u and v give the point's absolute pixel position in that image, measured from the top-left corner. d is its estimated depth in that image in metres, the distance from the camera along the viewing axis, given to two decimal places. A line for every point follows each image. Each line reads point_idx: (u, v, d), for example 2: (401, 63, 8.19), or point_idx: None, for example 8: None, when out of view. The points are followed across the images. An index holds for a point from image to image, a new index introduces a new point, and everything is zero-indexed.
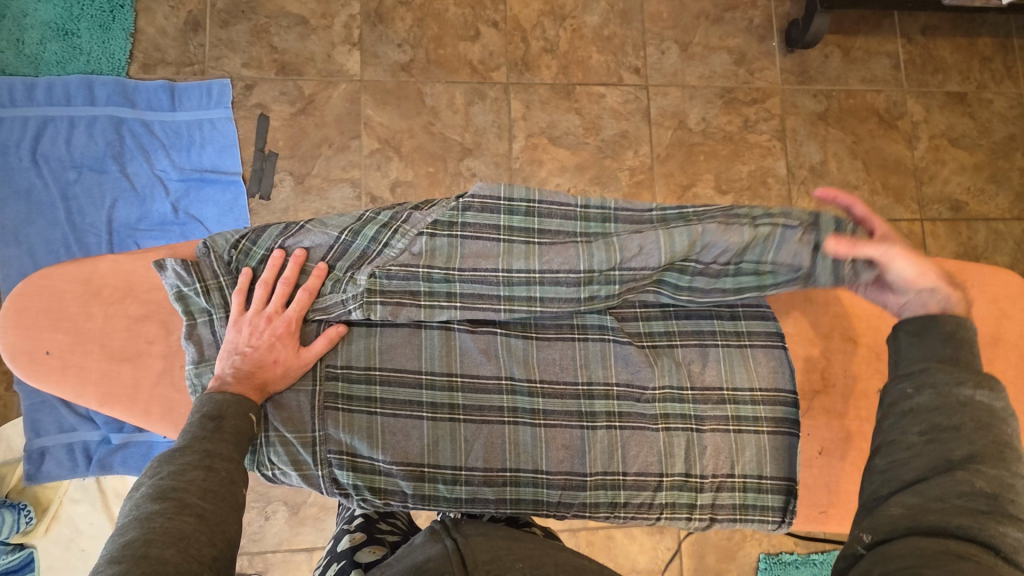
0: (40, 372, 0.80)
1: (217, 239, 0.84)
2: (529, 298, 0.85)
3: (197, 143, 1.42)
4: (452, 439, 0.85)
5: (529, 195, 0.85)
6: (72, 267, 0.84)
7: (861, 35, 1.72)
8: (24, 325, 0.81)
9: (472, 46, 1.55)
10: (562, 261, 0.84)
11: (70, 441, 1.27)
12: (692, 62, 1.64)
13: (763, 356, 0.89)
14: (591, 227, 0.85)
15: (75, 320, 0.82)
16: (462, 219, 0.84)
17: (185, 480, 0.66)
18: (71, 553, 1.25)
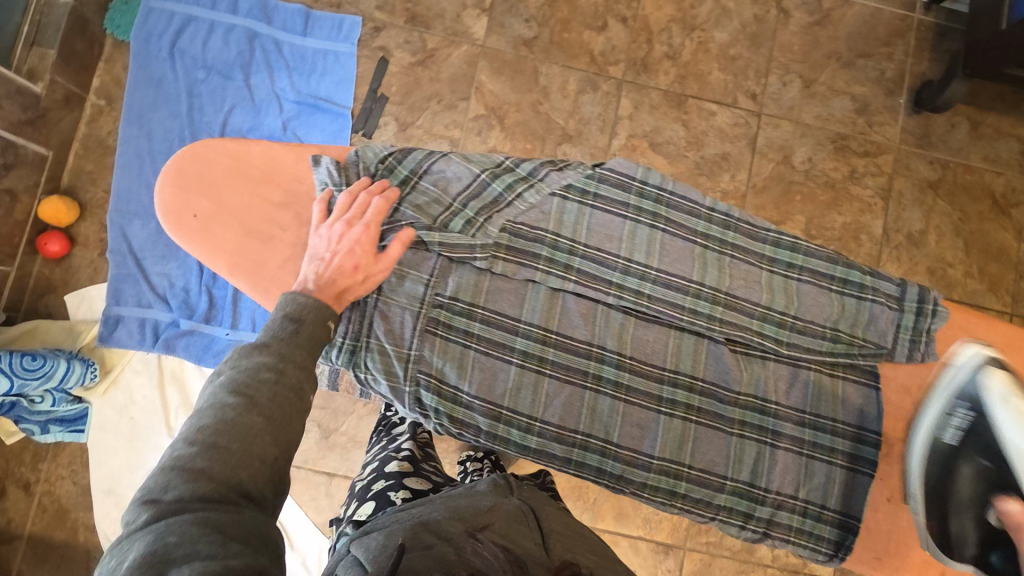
0: (183, 231, 0.84)
1: (367, 152, 0.88)
2: (643, 277, 0.86)
3: (318, 71, 1.47)
4: (534, 390, 0.85)
5: (662, 185, 0.89)
6: (230, 144, 0.87)
7: (996, 112, 1.63)
8: (179, 185, 0.86)
9: (597, 36, 1.55)
10: (679, 255, 0.87)
11: (143, 316, 1.36)
12: (811, 101, 1.59)
13: (840, 390, 0.87)
14: (711, 232, 0.88)
15: (222, 192, 0.86)
16: (594, 190, 0.88)
17: (259, 381, 0.71)
18: (121, 419, 1.34)
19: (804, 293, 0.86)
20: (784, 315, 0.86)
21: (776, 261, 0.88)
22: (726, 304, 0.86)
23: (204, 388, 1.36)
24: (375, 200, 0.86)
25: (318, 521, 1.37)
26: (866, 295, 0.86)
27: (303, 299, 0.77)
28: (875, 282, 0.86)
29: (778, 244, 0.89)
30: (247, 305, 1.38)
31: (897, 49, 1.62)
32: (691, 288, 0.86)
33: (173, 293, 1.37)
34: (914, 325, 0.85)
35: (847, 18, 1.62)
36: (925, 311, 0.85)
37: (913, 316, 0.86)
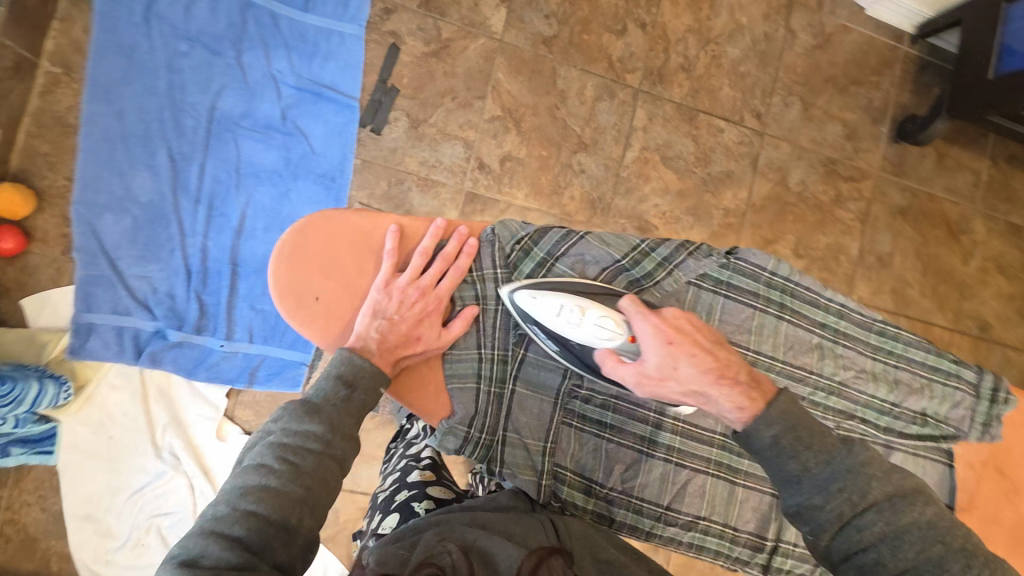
0: (303, 316, 0.71)
1: (504, 229, 0.75)
2: (770, 370, 0.76)
3: (321, 54, 1.34)
4: (661, 479, 0.80)
5: (790, 275, 0.78)
6: (357, 219, 0.74)
7: (958, 145, 1.79)
8: (299, 265, 0.72)
9: (616, 41, 1.51)
10: (801, 346, 0.77)
11: (121, 324, 1.22)
12: (808, 124, 1.66)
13: (920, 468, 0.78)
14: (830, 323, 0.78)
15: (347, 271, 0.73)
16: (730, 279, 0.77)
17: (308, 448, 0.64)
18: (98, 438, 1.22)
19: (901, 383, 0.78)
20: (884, 402, 0.78)
21: (879, 349, 0.78)
22: (839, 394, 0.77)
23: (194, 402, 1.27)
24: (510, 281, 0.75)
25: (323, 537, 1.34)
26: (952, 380, 0.78)
27: (360, 361, 0.68)
28: (960, 367, 0.78)
29: (884, 331, 0.79)
30: (243, 313, 1.28)
31: (885, 78, 1.71)
32: (808, 379, 0.76)
33: (157, 300, 1.24)
34: (987, 412, 0.77)
35: (845, 43, 1.69)
36: (998, 399, 0.77)
37: (988, 403, 0.77)
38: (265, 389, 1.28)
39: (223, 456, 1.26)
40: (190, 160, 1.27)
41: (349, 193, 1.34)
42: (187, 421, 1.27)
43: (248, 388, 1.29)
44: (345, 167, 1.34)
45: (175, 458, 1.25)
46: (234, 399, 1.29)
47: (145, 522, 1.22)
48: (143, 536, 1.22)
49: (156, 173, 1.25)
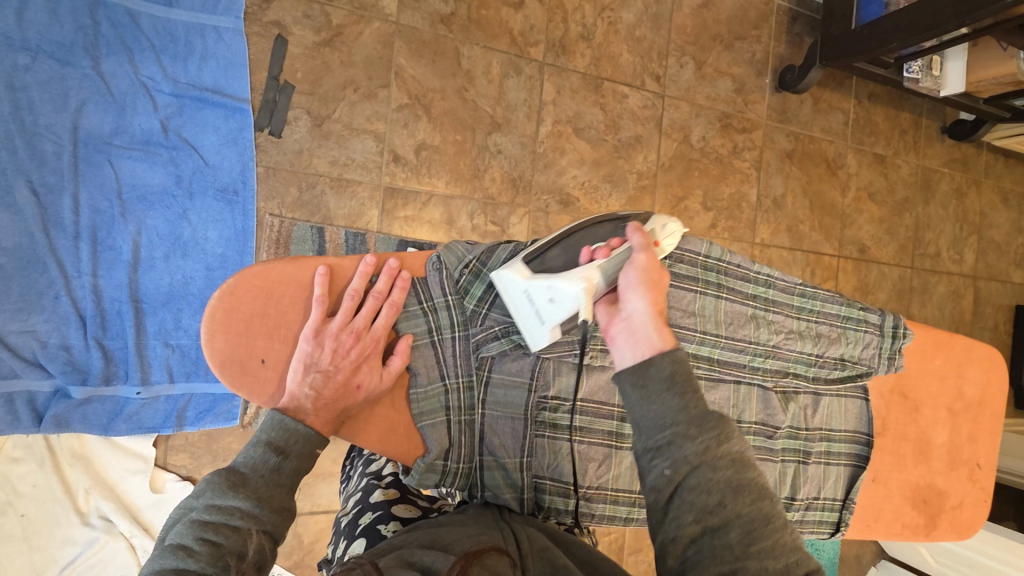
0: (249, 383, 0.68)
1: (450, 255, 0.75)
2: (716, 347, 0.81)
3: (197, 54, 1.19)
4: (632, 467, 0.85)
5: (721, 255, 0.80)
6: (291, 268, 0.70)
7: (828, 89, 1.96)
8: (237, 329, 0.68)
9: (515, 14, 1.48)
10: (739, 321, 0.82)
11: (9, 391, 1.06)
12: (703, 82, 1.74)
13: (843, 407, 0.89)
14: (760, 294, 0.82)
15: (291, 327, 0.70)
16: (670, 268, 0.78)
17: (231, 526, 0.57)
18: (6, 518, 1.07)
19: (823, 335, 0.86)
20: (811, 355, 0.86)
21: (802, 309, 0.85)
22: (775, 356, 0.84)
23: (118, 457, 1.15)
24: (461, 306, 0.75)
25: (289, 564, 1.30)
26: (863, 324, 0.86)
27: (294, 425, 0.64)
28: (867, 313, 0.86)
29: (804, 292, 0.85)
30: (158, 351, 1.16)
31: (764, 32, 1.82)
32: (749, 347, 0.82)
33: (49, 355, 1.09)
34: (891, 346, 0.88)
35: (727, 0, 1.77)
36: (899, 334, 0.87)
37: (890, 338, 0.87)
38: (199, 429, 1.19)
39: (163, 508, 1.17)
40: (60, 192, 1.11)
41: (256, 205, 1.24)
42: (113, 480, 1.15)
43: (177, 433, 1.18)
44: (247, 177, 1.23)
45: (107, 522, 1.13)
46: (165, 446, 1.19)
47: None
48: None
49: (17, 211, 1.08)
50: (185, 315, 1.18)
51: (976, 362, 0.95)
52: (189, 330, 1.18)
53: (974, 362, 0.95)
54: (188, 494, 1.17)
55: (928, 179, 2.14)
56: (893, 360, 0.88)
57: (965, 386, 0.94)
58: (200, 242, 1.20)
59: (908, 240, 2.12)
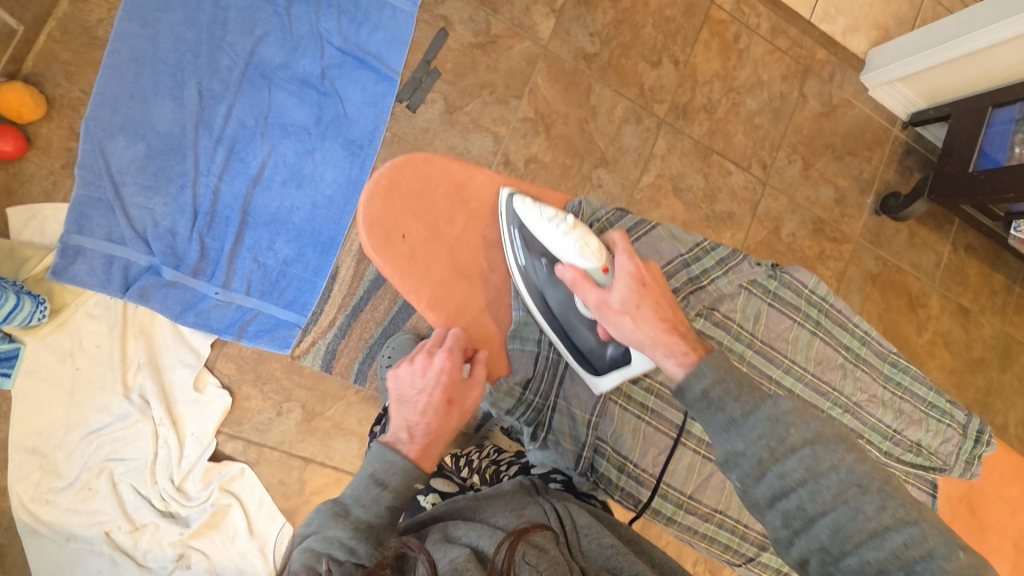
0: (388, 253, 0.73)
1: (587, 205, 0.78)
2: (801, 379, 0.79)
3: (371, 23, 1.33)
4: (688, 469, 0.84)
5: (828, 296, 0.81)
6: (455, 164, 0.78)
7: (926, 227, 1.96)
8: (393, 202, 0.74)
9: (650, 71, 1.59)
10: (828, 364, 0.80)
11: (112, 253, 1.14)
12: (806, 182, 1.78)
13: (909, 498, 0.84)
14: (854, 348, 0.81)
15: (436, 217, 0.76)
16: (777, 291, 0.78)
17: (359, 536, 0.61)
18: (63, 368, 1.13)
19: (905, 414, 0.82)
20: (889, 428, 0.82)
21: (890, 379, 0.82)
22: (853, 414, 0.81)
23: (175, 345, 1.20)
24: None
25: (284, 507, 1.27)
26: (946, 418, 0.83)
27: (394, 456, 0.65)
28: (954, 408, 0.84)
29: (896, 362, 0.83)
30: (245, 264, 1.24)
31: (876, 155, 1.86)
32: (832, 395, 0.80)
33: (157, 234, 1.17)
34: (970, 450, 0.84)
35: (846, 116, 1.83)
36: (982, 440, 0.84)
37: (971, 442, 0.84)
38: (253, 346, 1.24)
39: (197, 407, 1.21)
40: (219, 99, 1.22)
41: (374, 163, 1.32)
42: (164, 365, 1.20)
43: (235, 342, 1.23)
44: (374, 138, 1.32)
45: (144, 402, 1.17)
46: (219, 350, 1.23)
47: (97, 465, 1.15)
48: (92, 480, 1.15)
49: (180, 104, 1.20)
50: (280, 239, 1.26)
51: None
52: (278, 253, 1.26)
53: None
54: (224, 403, 1.22)
55: (1008, 346, 2.06)
56: (967, 467, 0.84)
57: None
58: (316, 180, 1.29)
59: (975, 402, 2.01)
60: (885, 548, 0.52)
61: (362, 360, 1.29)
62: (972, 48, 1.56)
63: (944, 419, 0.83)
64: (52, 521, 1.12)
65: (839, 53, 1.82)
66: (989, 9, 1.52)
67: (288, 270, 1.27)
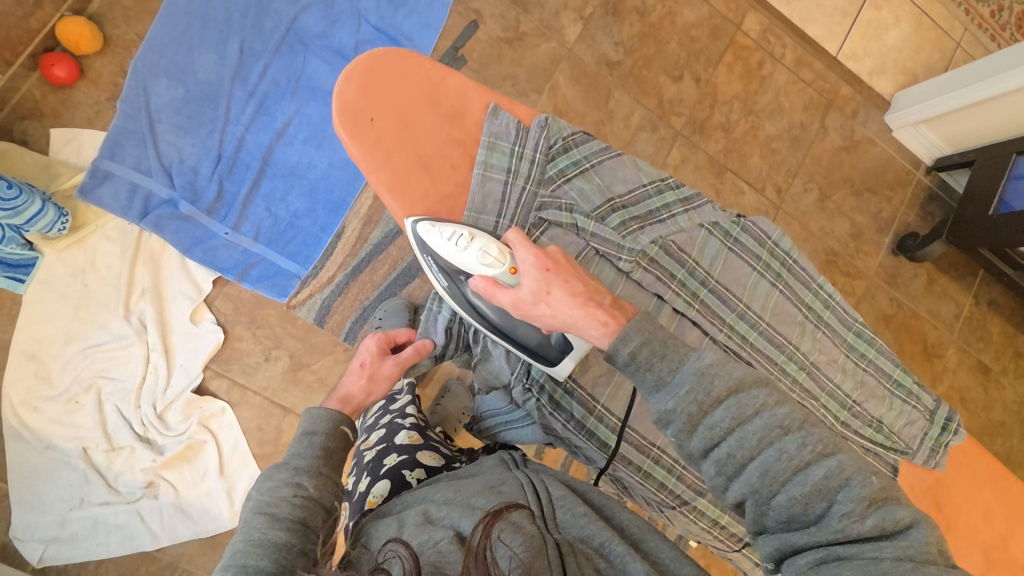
0: (354, 131, 0.75)
1: (554, 124, 0.83)
2: (756, 325, 0.82)
3: (407, 7, 1.42)
4: (631, 399, 0.88)
5: (791, 251, 0.85)
6: (432, 64, 0.80)
7: (948, 275, 1.90)
8: (367, 86, 0.77)
9: (671, 84, 1.64)
10: (787, 319, 0.84)
11: (136, 182, 1.22)
12: (821, 213, 1.78)
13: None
14: (815, 307, 0.84)
15: (406, 108, 0.79)
16: (737, 235, 0.84)
17: (281, 498, 0.64)
18: (73, 283, 1.19)
19: (868, 386, 0.84)
20: (845, 396, 0.84)
21: (852, 348, 0.85)
22: (810, 374, 0.83)
23: (179, 278, 1.25)
24: (543, 167, 0.82)
25: (257, 453, 1.28)
26: (911, 400, 0.84)
27: (318, 409, 0.74)
28: (921, 391, 0.85)
29: (860, 333, 0.85)
30: (257, 211, 1.30)
31: (897, 195, 1.85)
32: (787, 347, 0.83)
33: (180, 170, 1.25)
34: (935, 437, 0.85)
35: (868, 153, 1.83)
36: (948, 427, 0.84)
37: (936, 428, 0.85)
38: (253, 290, 1.28)
39: (190, 340, 1.25)
40: (257, 58, 1.31)
41: None
42: (167, 294, 1.25)
43: (235, 283, 1.28)
44: None
45: (142, 327, 1.22)
46: (219, 289, 1.28)
47: (87, 381, 1.19)
48: (80, 394, 1.18)
49: (222, 57, 1.29)
50: (293, 193, 1.33)
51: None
52: (289, 206, 1.32)
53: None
54: (215, 339, 1.25)
55: None
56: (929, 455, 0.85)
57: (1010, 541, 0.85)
58: (335, 142, 1.35)
59: None
60: (805, 483, 0.55)
61: (354, 320, 1.32)
62: (986, 94, 1.58)
63: (908, 400, 0.85)
64: (36, 428, 1.16)
65: (864, 91, 1.84)
66: (999, 60, 1.57)
67: (296, 223, 1.32)
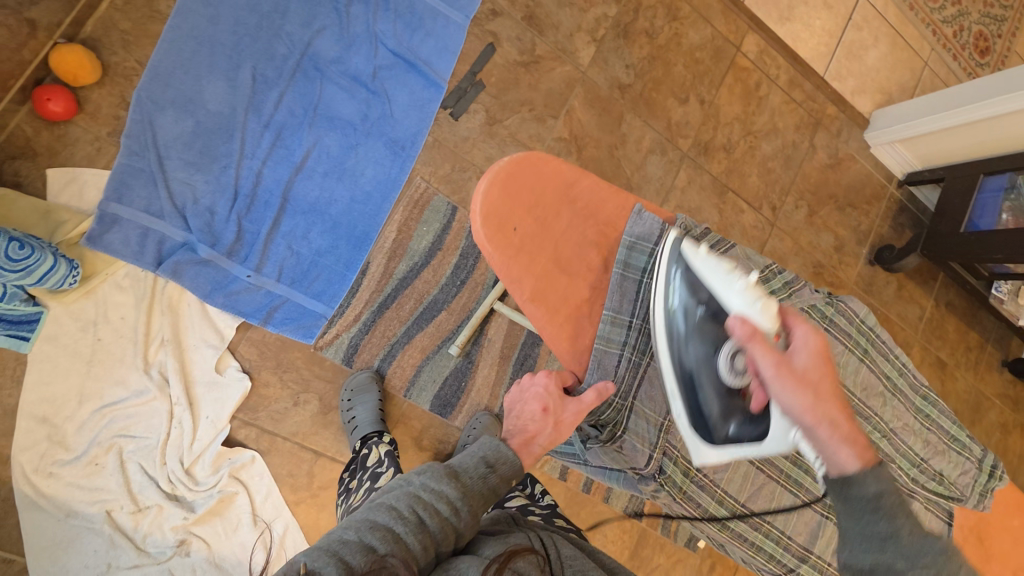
0: (500, 243, 0.72)
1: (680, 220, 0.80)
2: (851, 403, 0.87)
3: (424, 30, 1.37)
4: (742, 479, 0.88)
5: (872, 328, 0.90)
6: (567, 166, 0.77)
7: (914, 281, 2.07)
8: (508, 193, 0.74)
9: (678, 107, 1.67)
10: (872, 391, 0.89)
11: (147, 226, 1.14)
12: (810, 228, 1.88)
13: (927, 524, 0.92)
14: (891, 379, 0.90)
15: (544, 213, 0.76)
16: (832, 317, 0.87)
17: (436, 508, 0.62)
18: (85, 337, 1.12)
19: (930, 444, 0.92)
20: (918, 457, 0.91)
21: (920, 410, 0.92)
22: (890, 439, 0.89)
23: (201, 325, 1.19)
24: None
25: (290, 500, 1.23)
26: (965, 452, 0.93)
27: (506, 450, 0.73)
28: (972, 443, 0.93)
29: (926, 397, 0.93)
30: (279, 250, 1.24)
31: (874, 209, 1.98)
32: (875, 418, 0.88)
33: (195, 211, 1.18)
34: (986, 483, 0.93)
35: (850, 170, 1.95)
36: (996, 475, 0.93)
37: (987, 476, 0.93)
38: (278, 333, 1.23)
39: (215, 390, 1.19)
40: (271, 86, 1.24)
41: (414, 165, 1.34)
42: (187, 343, 1.19)
43: (260, 327, 1.22)
44: (417, 140, 1.34)
45: (163, 380, 1.15)
46: (242, 334, 1.22)
47: (107, 441, 1.12)
48: (101, 455, 1.11)
49: (233, 86, 1.22)
50: (315, 229, 1.27)
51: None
52: (312, 243, 1.27)
53: None
54: (243, 387, 1.20)
55: (980, 402, 2.12)
56: (981, 499, 0.94)
57: None
58: (356, 174, 1.30)
59: None
60: None
61: (384, 357, 1.30)
62: (955, 121, 1.71)
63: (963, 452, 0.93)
64: (53, 495, 1.08)
65: (848, 110, 1.94)
66: (966, 90, 1.71)
67: (319, 261, 1.27)
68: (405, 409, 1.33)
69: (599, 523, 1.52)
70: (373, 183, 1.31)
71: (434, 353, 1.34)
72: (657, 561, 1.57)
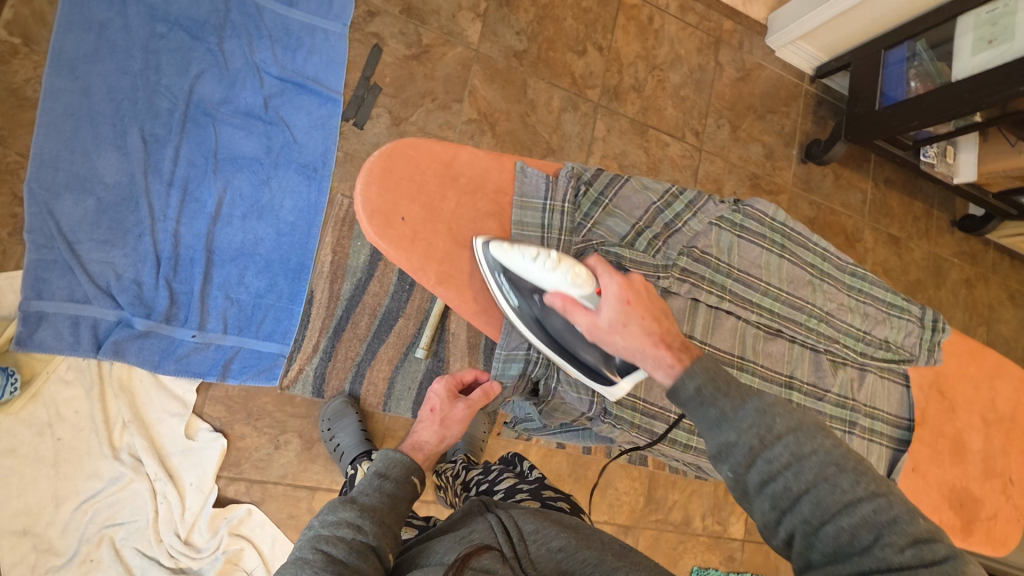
0: (389, 236, 0.74)
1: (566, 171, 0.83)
2: (779, 298, 0.91)
3: (305, 48, 1.35)
4: None
5: (786, 222, 0.93)
6: (439, 146, 0.80)
7: (849, 168, 2.11)
8: (387, 185, 0.76)
9: (577, 59, 1.67)
10: (799, 282, 0.93)
11: (77, 314, 1.13)
12: (736, 143, 1.90)
13: (887, 391, 0.99)
14: (818, 266, 0.95)
15: (429, 197, 0.78)
16: (742, 222, 0.90)
17: (340, 536, 0.65)
18: (42, 440, 1.10)
19: (869, 316, 0.97)
20: (859, 330, 0.96)
21: (852, 287, 0.97)
22: (828, 321, 0.94)
23: (160, 396, 1.18)
24: (572, 216, 0.82)
25: None
26: (905, 314, 0.98)
27: (395, 454, 0.82)
28: (909, 305, 0.98)
29: (854, 273, 0.97)
30: (218, 303, 1.23)
31: (793, 109, 2.01)
32: (807, 306, 0.93)
33: (121, 287, 1.16)
34: (930, 338, 0.99)
35: (761, 78, 1.98)
36: (938, 328, 0.99)
37: (929, 330, 0.99)
38: (240, 383, 1.22)
39: (192, 455, 1.18)
40: (164, 143, 1.22)
41: (331, 184, 1.33)
42: (150, 419, 1.17)
43: (220, 383, 1.21)
44: (327, 158, 1.33)
45: (136, 460, 1.14)
46: (205, 394, 1.21)
47: (96, 534, 1.10)
48: (93, 550, 1.10)
49: (125, 153, 1.19)
50: (249, 272, 1.26)
51: (1005, 377, 1.06)
52: (249, 287, 1.25)
53: (1003, 376, 1.06)
54: (219, 446, 1.19)
55: (939, 265, 2.20)
56: (931, 352, 0.99)
57: (997, 398, 1.04)
58: (275, 207, 1.29)
59: None
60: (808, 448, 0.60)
61: (352, 378, 1.30)
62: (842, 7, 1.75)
63: (902, 315, 0.98)
64: None
65: (743, 22, 1.97)
66: None
67: (261, 302, 1.26)
68: (388, 422, 1.33)
69: (608, 478, 1.55)
70: (294, 210, 1.30)
71: (402, 361, 1.34)
72: (672, 498, 1.61)
